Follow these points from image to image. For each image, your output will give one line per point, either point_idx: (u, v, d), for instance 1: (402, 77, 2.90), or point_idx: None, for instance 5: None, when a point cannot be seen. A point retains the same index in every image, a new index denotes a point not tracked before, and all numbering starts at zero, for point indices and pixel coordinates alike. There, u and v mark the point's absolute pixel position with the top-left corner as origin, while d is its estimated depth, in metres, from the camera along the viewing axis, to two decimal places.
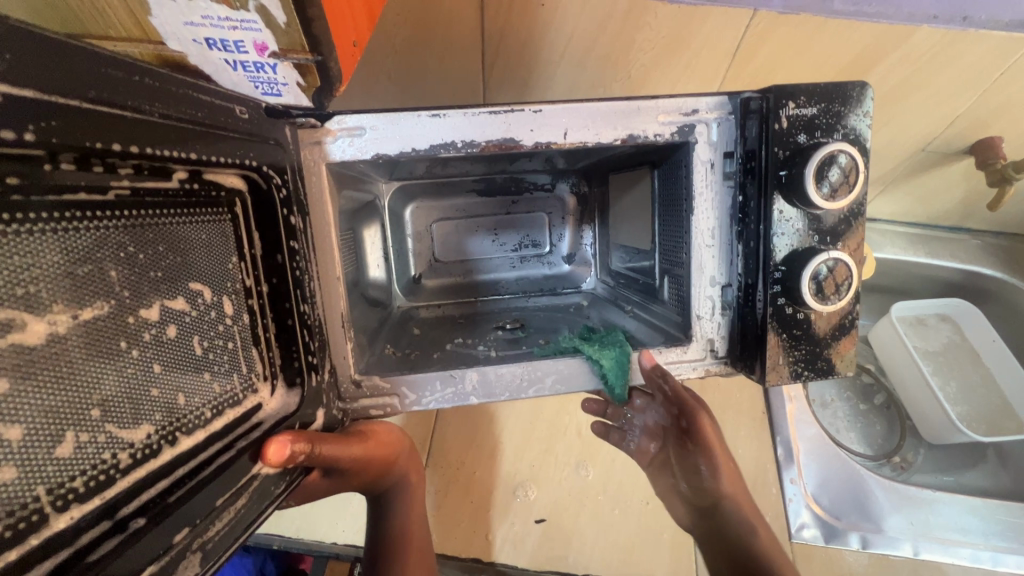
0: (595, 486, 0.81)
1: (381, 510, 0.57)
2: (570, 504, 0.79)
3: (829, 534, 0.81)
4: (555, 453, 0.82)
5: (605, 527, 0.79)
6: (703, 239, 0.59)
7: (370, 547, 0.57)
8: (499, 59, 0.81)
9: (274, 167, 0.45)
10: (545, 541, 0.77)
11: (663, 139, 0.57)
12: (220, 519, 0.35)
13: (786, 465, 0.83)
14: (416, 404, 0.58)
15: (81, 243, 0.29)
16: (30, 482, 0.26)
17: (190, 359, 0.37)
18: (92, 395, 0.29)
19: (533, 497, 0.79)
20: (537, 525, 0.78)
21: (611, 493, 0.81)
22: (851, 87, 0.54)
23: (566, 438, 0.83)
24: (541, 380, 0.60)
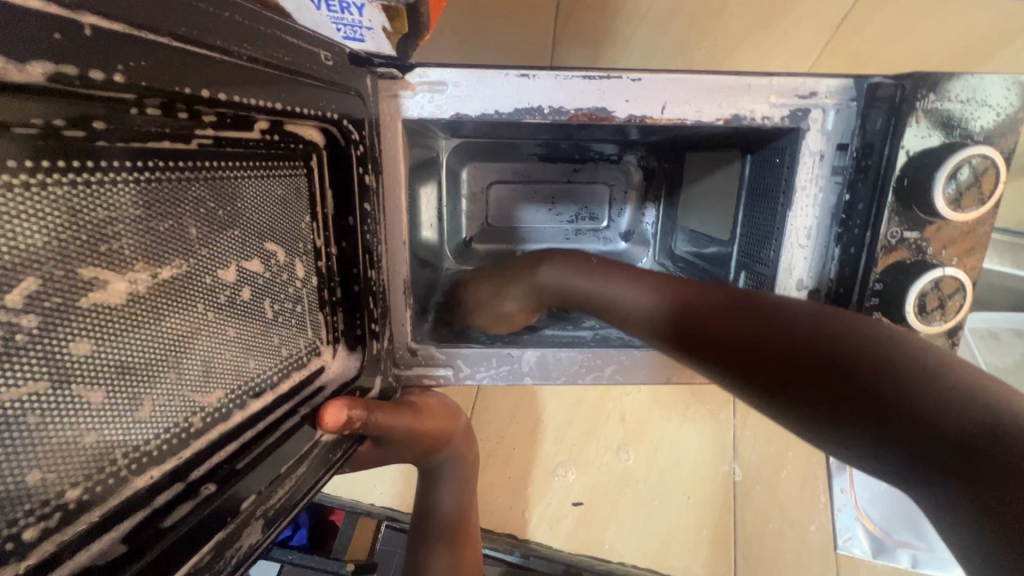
0: (634, 474, 0.80)
1: (433, 484, 0.57)
2: (609, 490, 0.79)
3: (878, 549, 0.78)
4: (601, 437, 0.82)
5: (642, 518, 0.78)
6: (796, 237, 0.54)
7: (418, 517, 0.58)
8: (576, 17, 0.74)
9: (353, 121, 0.42)
10: (580, 525, 0.78)
11: (770, 123, 0.51)
12: (283, 487, 0.34)
13: (838, 472, 0.80)
14: (470, 378, 0.56)
15: (162, 196, 0.27)
16: (106, 446, 0.25)
17: (261, 321, 0.35)
18: (167, 358, 0.28)
19: (572, 478, 0.79)
20: (573, 508, 0.79)
21: (651, 485, 0.80)
22: (1005, 78, 0.47)
23: (608, 424, 0.82)
24: (600, 368, 0.57)
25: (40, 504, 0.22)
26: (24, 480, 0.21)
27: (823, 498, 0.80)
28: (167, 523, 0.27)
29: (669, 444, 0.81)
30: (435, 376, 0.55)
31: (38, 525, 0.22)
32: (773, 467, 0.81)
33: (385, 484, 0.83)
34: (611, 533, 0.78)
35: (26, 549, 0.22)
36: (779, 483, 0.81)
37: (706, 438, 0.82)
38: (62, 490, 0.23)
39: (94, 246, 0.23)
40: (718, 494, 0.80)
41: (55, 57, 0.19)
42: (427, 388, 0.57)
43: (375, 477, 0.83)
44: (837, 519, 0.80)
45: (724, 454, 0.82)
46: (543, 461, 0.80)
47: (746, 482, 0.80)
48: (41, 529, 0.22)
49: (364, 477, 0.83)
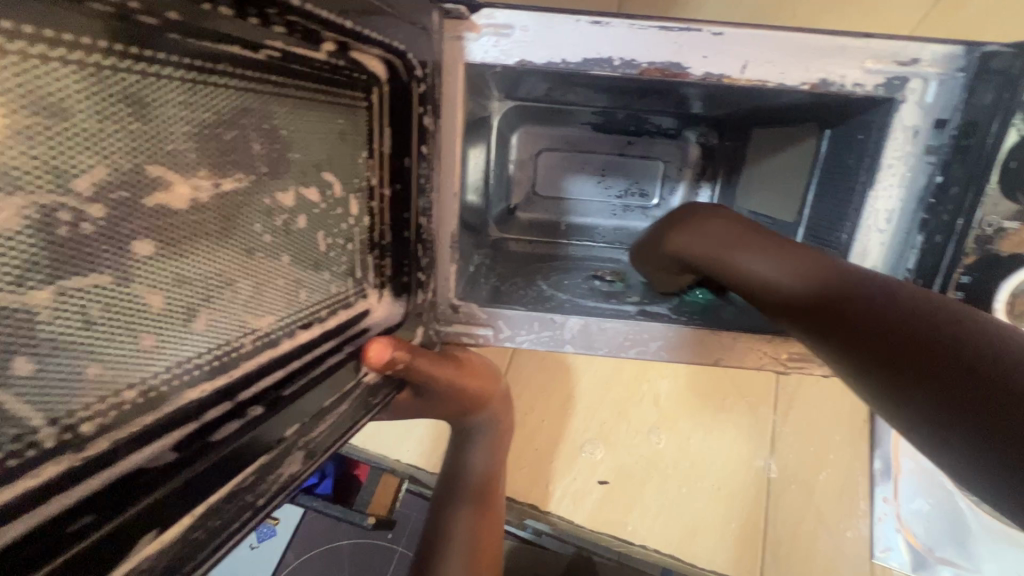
0: (664, 457, 0.78)
1: (464, 443, 0.57)
2: (637, 471, 0.77)
3: (917, 564, 0.73)
4: (633, 418, 0.80)
5: (668, 504, 0.76)
6: (874, 220, 0.50)
7: (444, 472, 0.57)
8: None
9: (417, 58, 0.41)
10: (603, 503, 0.76)
11: (862, 91, 0.46)
12: (325, 420, 0.33)
13: (881, 480, 0.76)
14: (509, 340, 0.55)
15: (228, 104, 0.26)
16: (164, 354, 0.24)
17: (313, 253, 0.34)
18: (224, 274, 0.27)
19: (599, 456, 0.78)
20: (599, 486, 0.77)
21: (682, 470, 0.77)
22: None
23: (641, 406, 0.80)
24: (645, 342, 0.55)
25: (98, 397, 0.22)
26: (83, 371, 0.21)
27: (863, 506, 0.76)
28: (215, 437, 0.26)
29: (703, 433, 0.79)
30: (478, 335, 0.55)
31: (95, 419, 0.22)
32: (812, 468, 0.77)
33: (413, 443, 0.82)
34: (635, 516, 0.76)
35: (85, 439, 0.22)
36: (817, 485, 0.77)
37: (742, 430, 0.79)
38: (119, 390, 0.23)
39: (162, 144, 0.23)
40: (750, 488, 0.77)
41: None
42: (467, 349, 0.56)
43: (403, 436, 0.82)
44: (876, 528, 0.75)
45: (760, 448, 0.78)
46: (572, 436, 0.79)
47: (780, 480, 0.77)
48: (98, 425, 0.22)
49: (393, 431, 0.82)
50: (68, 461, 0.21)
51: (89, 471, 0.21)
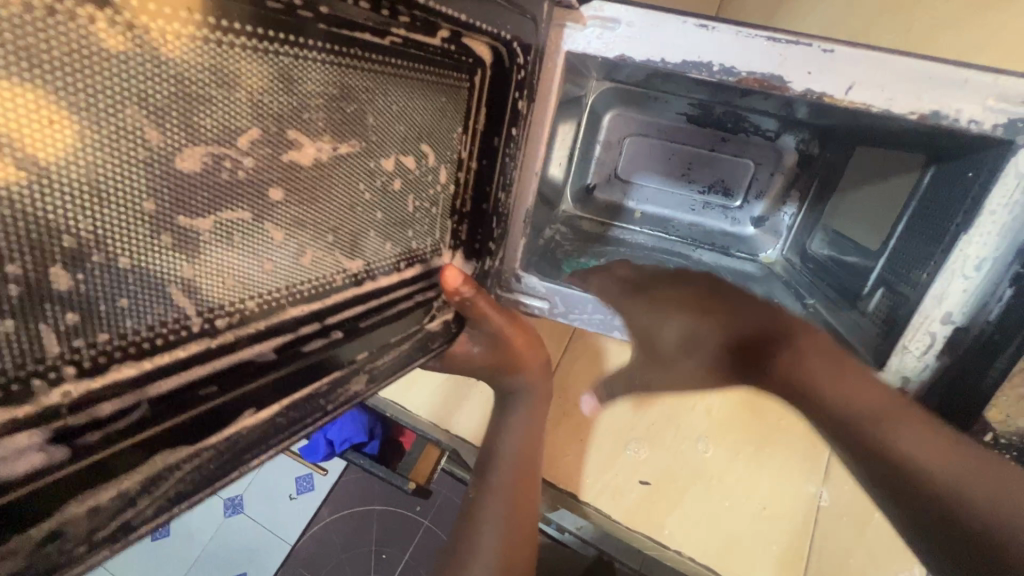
0: (709, 467, 0.75)
1: (503, 412, 0.61)
2: (678, 477, 0.75)
3: None
4: (683, 424, 0.77)
5: (711, 517, 0.73)
6: (960, 266, 0.47)
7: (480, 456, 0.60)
8: None
9: (522, 45, 0.44)
10: (644, 503, 0.74)
11: (977, 130, 0.43)
12: (389, 353, 0.40)
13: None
14: (563, 316, 0.59)
15: (354, 81, 0.31)
16: (279, 280, 0.30)
17: (402, 212, 0.40)
18: (328, 222, 0.33)
19: (643, 456, 0.76)
20: (640, 486, 0.75)
21: (726, 484, 0.74)
22: None
23: (692, 415, 0.77)
24: None
25: (233, 306, 0.28)
26: (224, 284, 0.27)
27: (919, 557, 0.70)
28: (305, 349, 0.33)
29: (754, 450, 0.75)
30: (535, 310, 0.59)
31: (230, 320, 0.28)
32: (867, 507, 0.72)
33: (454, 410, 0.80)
34: (675, 518, 0.73)
35: (221, 332, 0.27)
36: (868, 531, 0.71)
37: (798, 457, 0.75)
38: (249, 301, 0.29)
39: (302, 112, 0.28)
40: (799, 514, 0.73)
41: None
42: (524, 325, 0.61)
43: (445, 401, 0.80)
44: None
45: (813, 474, 0.74)
46: (614, 430, 0.77)
47: (832, 511, 0.72)
48: (232, 321, 0.28)
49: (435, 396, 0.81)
50: (207, 343, 0.27)
51: (218, 354, 0.27)
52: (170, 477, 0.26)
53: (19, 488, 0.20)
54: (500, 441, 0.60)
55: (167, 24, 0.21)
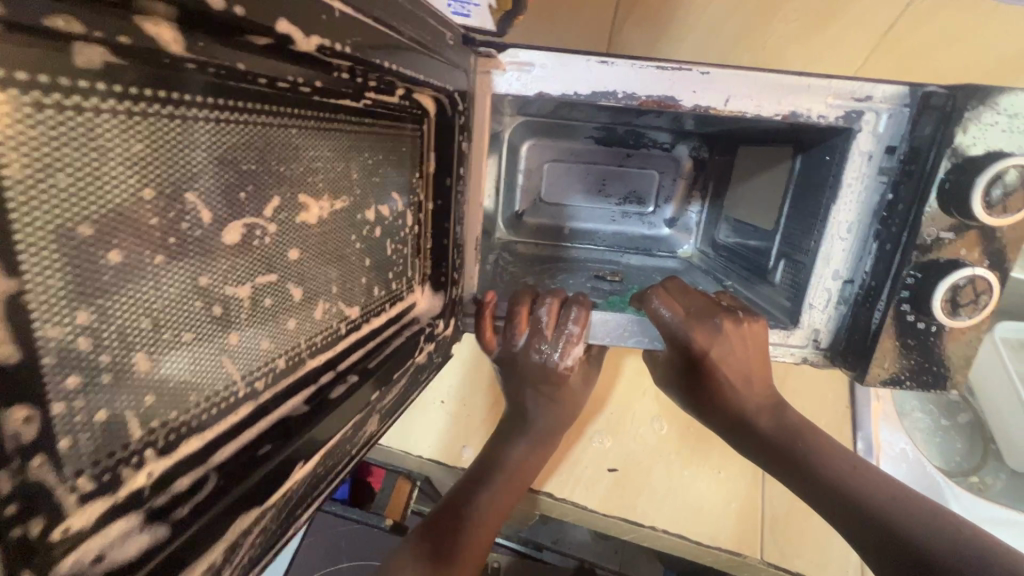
0: (670, 442, 0.79)
1: (514, 439, 0.68)
2: (645, 459, 0.78)
3: None
4: (635, 409, 0.80)
5: (677, 491, 0.77)
6: (837, 231, 0.59)
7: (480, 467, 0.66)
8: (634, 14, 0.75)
9: (459, 94, 0.49)
10: (615, 490, 0.77)
11: (826, 121, 0.56)
12: (395, 391, 0.42)
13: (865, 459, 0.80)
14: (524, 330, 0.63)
15: (339, 142, 0.34)
16: (299, 334, 0.33)
17: (382, 256, 0.43)
18: (333, 274, 0.35)
19: (607, 445, 0.79)
20: (609, 474, 0.78)
21: (686, 454, 0.79)
22: None
23: (642, 401, 0.81)
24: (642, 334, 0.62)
25: (267, 367, 0.30)
26: (262, 346, 0.29)
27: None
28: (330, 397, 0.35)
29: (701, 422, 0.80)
30: (545, 329, 0.62)
31: (263, 378, 0.30)
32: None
33: (432, 435, 0.82)
34: (646, 499, 0.77)
35: (260, 391, 0.30)
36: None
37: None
38: (279, 355, 0.31)
39: (306, 176, 0.31)
40: (750, 470, 0.78)
41: (325, 33, 0.26)
42: (540, 352, 0.64)
43: (421, 431, 0.82)
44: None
45: None
46: (579, 426, 0.79)
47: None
48: (269, 379, 0.30)
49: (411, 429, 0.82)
50: (251, 403, 0.29)
51: (261, 413, 0.29)
52: (247, 541, 0.26)
53: (145, 562, 0.21)
54: (504, 453, 0.67)
55: (207, 113, 0.23)
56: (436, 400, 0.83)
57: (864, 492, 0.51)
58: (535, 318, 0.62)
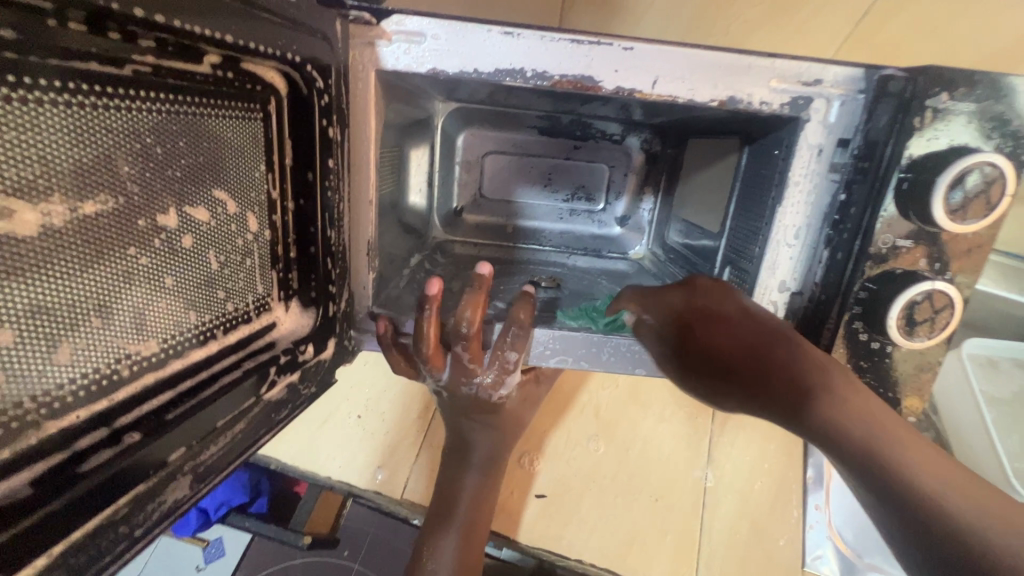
0: (606, 464, 0.72)
1: (462, 473, 0.57)
2: (575, 485, 0.71)
3: (847, 570, 0.68)
4: (571, 430, 0.73)
5: (608, 519, 0.70)
6: (783, 235, 0.52)
7: (431, 503, 0.57)
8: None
9: (319, 69, 0.40)
10: (542, 519, 0.70)
11: (769, 109, 0.48)
12: (218, 442, 0.34)
13: (814, 487, 0.71)
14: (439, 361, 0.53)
15: (84, 121, 0.25)
16: (20, 388, 0.24)
17: (202, 271, 0.34)
18: (87, 301, 0.26)
19: (538, 469, 0.71)
20: (536, 500, 0.70)
21: (623, 479, 0.71)
22: (999, 85, 0.43)
23: (580, 418, 0.74)
24: (565, 352, 0.53)
25: None
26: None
27: (796, 514, 0.70)
28: (85, 468, 0.26)
29: (642, 445, 0.73)
30: (469, 363, 0.51)
31: None
32: (747, 477, 0.72)
33: (346, 461, 0.73)
34: (573, 529, 0.69)
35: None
36: (753, 495, 0.71)
37: (681, 440, 0.74)
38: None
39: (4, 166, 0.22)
40: (687, 500, 0.71)
41: None
42: (469, 384, 0.53)
43: (333, 450, 0.74)
44: (807, 538, 0.70)
45: (696, 457, 0.73)
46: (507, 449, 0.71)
47: (718, 491, 0.71)
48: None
49: (321, 450, 0.73)
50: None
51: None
52: None
53: None
54: (456, 483, 0.56)
55: None
56: (352, 414, 0.75)
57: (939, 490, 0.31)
58: (456, 352, 0.51)
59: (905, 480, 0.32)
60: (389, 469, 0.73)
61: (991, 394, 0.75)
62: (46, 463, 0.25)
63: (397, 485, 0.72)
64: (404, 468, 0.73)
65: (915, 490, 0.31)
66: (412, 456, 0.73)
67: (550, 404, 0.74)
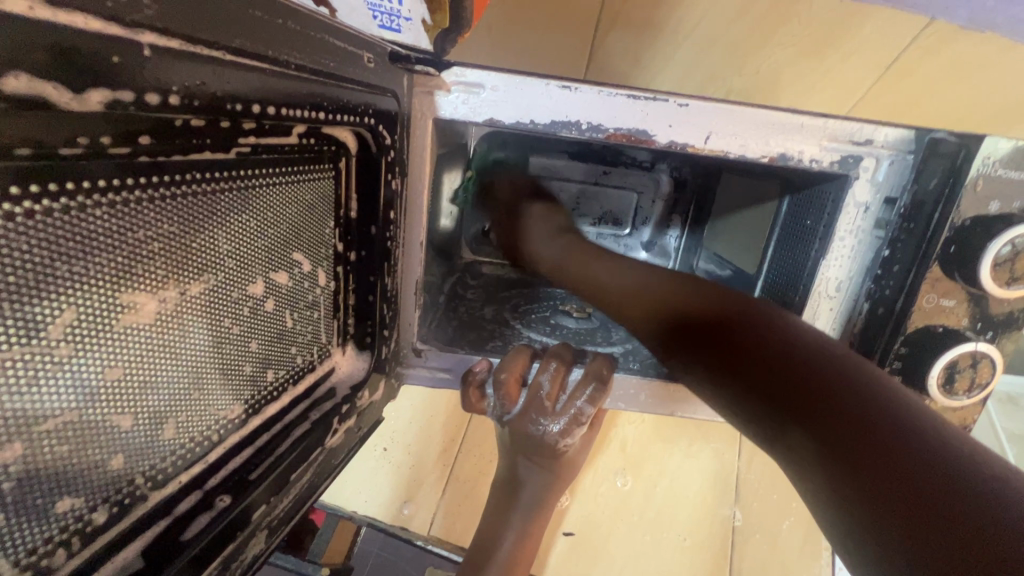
0: (632, 499, 0.73)
1: (507, 518, 0.57)
2: (603, 521, 0.72)
3: None
4: (599, 465, 0.74)
5: (636, 558, 0.71)
6: (825, 288, 0.52)
7: (472, 552, 0.57)
8: (616, 30, 0.67)
9: (387, 126, 0.41)
10: (570, 556, 0.71)
11: (818, 166, 0.49)
12: (289, 495, 0.34)
13: None
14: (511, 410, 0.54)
15: (196, 209, 0.26)
16: (131, 464, 0.25)
17: (279, 330, 0.35)
18: (189, 373, 0.28)
19: (567, 505, 0.72)
20: (564, 538, 0.71)
21: (649, 516, 0.73)
22: None
23: (609, 454, 0.75)
24: (618, 396, 0.60)
25: (71, 526, 0.23)
26: (57, 507, 0.22)
27: (826, 555, 0.71)
28: (187, 535, 0.28)
29: (669, 480, 0.75)
30: (545, 400, 0.52)
31: (70, 541, 0.23)
32: (774, 516, 0.73)
33: (374, 491, 0.74)
34: (602, 569, 0.70)
35: (70, 556, 0.23)
36: (780, 534, 0.72)
37: (709, 476, 0.75)
38: (92, 507, 0.23)
39: (134, 266, 0.23)
40: (715, 540, 0.72)
41: (112, 84, 0.18)
42: (536, 425, 0.53)
43: (361, 480, 0.74)
44: None
45: (724, 495, 0.74)
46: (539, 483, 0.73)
47: (747, 530, 0.73)
48: (84, 536, 0.23)
49: (348, 480, 0.74)
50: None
51: None
52: None
53: None
54: (498, 537, 0.57)
55: None
56: (378, 446, 0.76)
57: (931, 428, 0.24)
58: (535, 386, 0.52)
59: (889, 409, 0.25)
60: (414, 503, 0.74)
61: (1011, 430, 0.76)
62: (154, 530, 0.27)
63: (424, 519, 0.73)
64: (429, 502, 0.74)
65: (898, 422, 0.25)
66: (440, 488, 0.75)
67: (593, 447, 0.74)
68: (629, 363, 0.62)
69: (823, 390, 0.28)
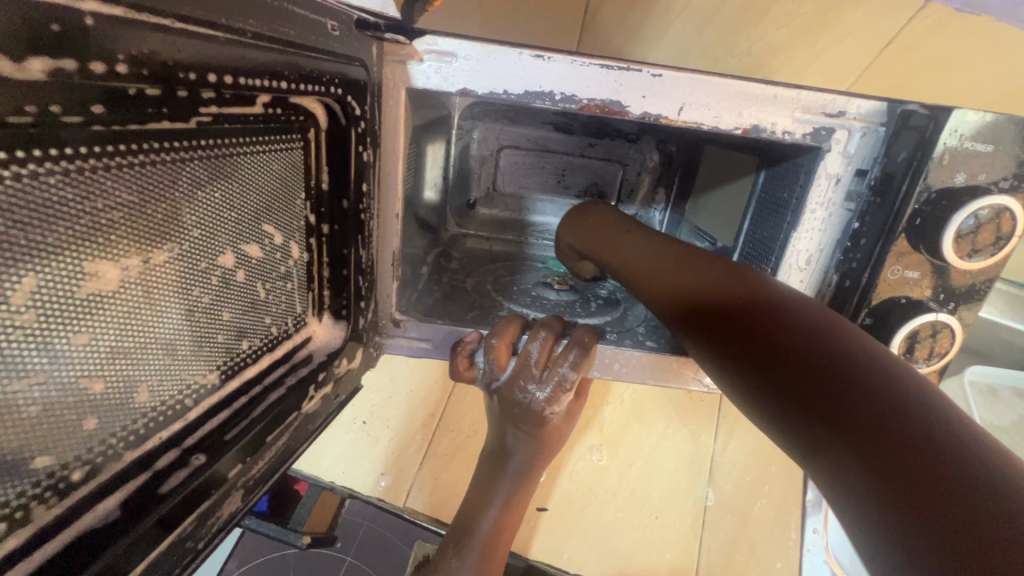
0: (604, 473, 0.77)
1: (490, 491, 0.59)
2: (576, 499, 0.75)
3: None
4: (576, 441, 0.78)
5: (607, 532, 0.74)
6: (796, 261, 0.53)
7: (454, 524, 0.60)
8: (607, 4, 0.66)
9: (356, 96, 0.41)
10: (546, 527, 0.74)
11: (791, 139, 0.49)
12: (265, 457, 0.35)
13: (812, 509, 0.74)
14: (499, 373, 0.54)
15: (157, 179, 0.26)
16: (102, 424, 0.26)
17: (253, 300, 0.36)
18: (159, 339, 0.29)
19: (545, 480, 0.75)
20: (538, 513, 0.74)
21: (621, 490, 0.76)
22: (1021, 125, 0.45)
23: (589, 432, 0.78)
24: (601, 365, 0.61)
25: (48, 480, 0.24)
26: (32, 463, 0.23)
27: (794, 537, 0.74)
28: (164, 489, 0.29)
29: (644, 459, 0.78)
30: (534, 368, 0.53)
31: (47, 491, 0.24)
32: (745, 497, 0.76)
33: (354, 464, 0.76)
34: (575, 540, 0.73)
35: (49, 508, 0.24)
36: (750, 515, 0.75)
37: (684, 454, 0.78)
38: (65, 463, 0.25)
39: (93, 235, 0.24)
40: (686, 517, 0.75)
41: (53, 52, 0.19)
42: (524, 392, 0.53)
43: (338, 456, 0.76)
44: (806, 559, 0.73)
45: (698, 475, 0.77)
46: None
47: (717, 510, 0.76)
48: (59, 490, 0.25)
49: (327, 454, 0.76)
50: (28, 530, 0.23)
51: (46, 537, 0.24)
52: None
53: None
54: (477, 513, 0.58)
55: None
56: (357, 419, 0.78)
57: (946, 414, 0.24)
58: (524, 353, 0.53)
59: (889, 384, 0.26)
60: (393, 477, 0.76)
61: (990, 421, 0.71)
62: (132, 484, 0.28)
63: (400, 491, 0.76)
64: (407, 475, 0.76)
65: (916, 407, 0.24)
66: (418, 460, 0.77)
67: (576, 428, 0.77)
68: (611, 335, 0.63)
69: (824, 380, 0.27)
